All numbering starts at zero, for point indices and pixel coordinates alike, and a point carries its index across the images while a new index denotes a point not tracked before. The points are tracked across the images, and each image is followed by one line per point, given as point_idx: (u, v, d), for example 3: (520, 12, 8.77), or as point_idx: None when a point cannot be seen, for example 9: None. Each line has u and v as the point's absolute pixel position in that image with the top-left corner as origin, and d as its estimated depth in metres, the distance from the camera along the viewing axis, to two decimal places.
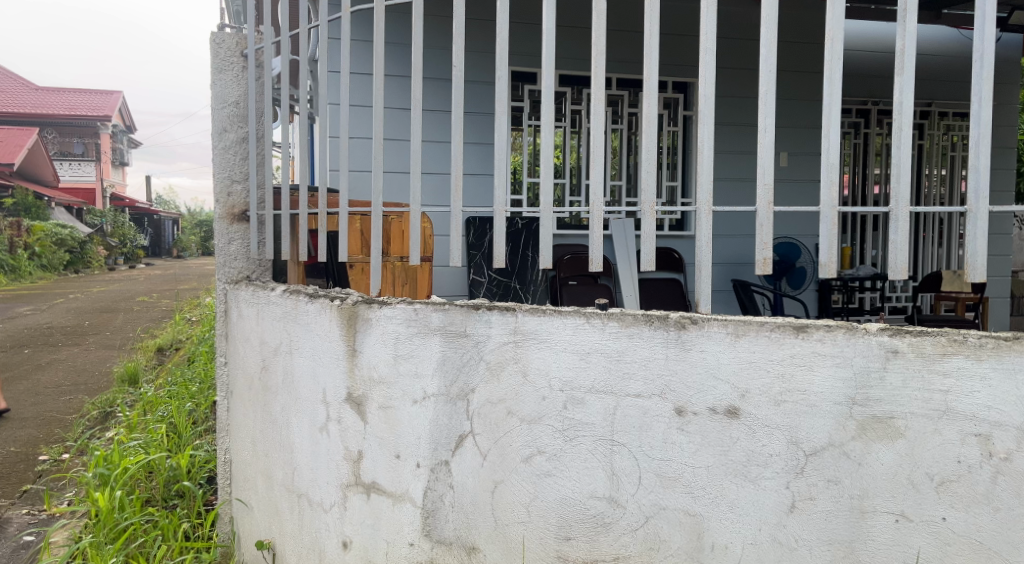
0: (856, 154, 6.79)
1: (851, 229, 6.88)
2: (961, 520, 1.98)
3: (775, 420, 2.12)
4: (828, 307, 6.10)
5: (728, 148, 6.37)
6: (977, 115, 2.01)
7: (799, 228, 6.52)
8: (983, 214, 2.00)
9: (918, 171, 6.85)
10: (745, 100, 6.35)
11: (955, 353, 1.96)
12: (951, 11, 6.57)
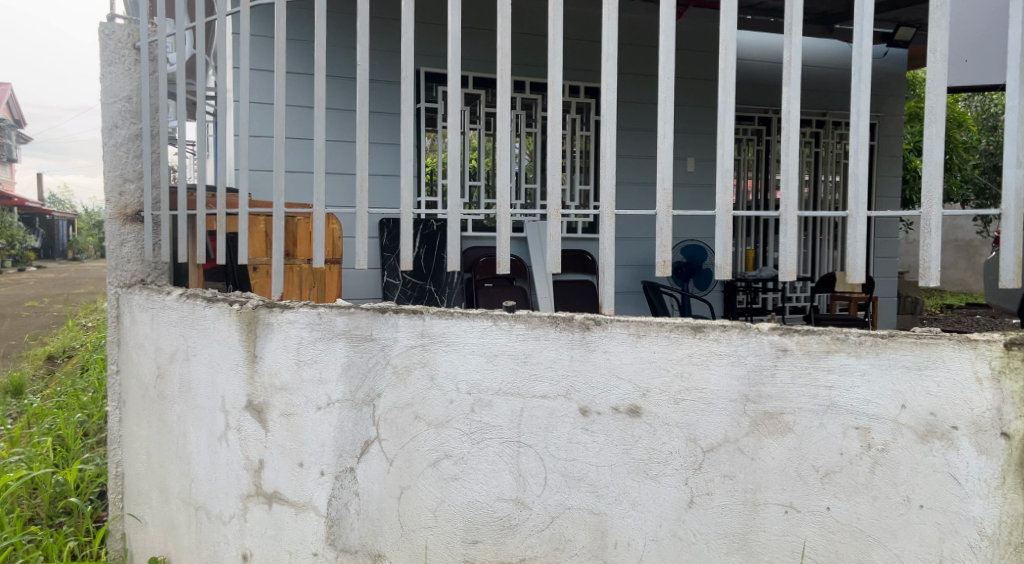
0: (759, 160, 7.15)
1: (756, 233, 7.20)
2: (844, 510, 2.04)
3: (674, 418, 2.18)
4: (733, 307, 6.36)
5: (636, 152, 6.53)
6: (855, 125, 2.12)
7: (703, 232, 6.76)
8: (863, 219, 2.11)
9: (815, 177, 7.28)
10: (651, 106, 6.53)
11: (838, 349, 2.03)
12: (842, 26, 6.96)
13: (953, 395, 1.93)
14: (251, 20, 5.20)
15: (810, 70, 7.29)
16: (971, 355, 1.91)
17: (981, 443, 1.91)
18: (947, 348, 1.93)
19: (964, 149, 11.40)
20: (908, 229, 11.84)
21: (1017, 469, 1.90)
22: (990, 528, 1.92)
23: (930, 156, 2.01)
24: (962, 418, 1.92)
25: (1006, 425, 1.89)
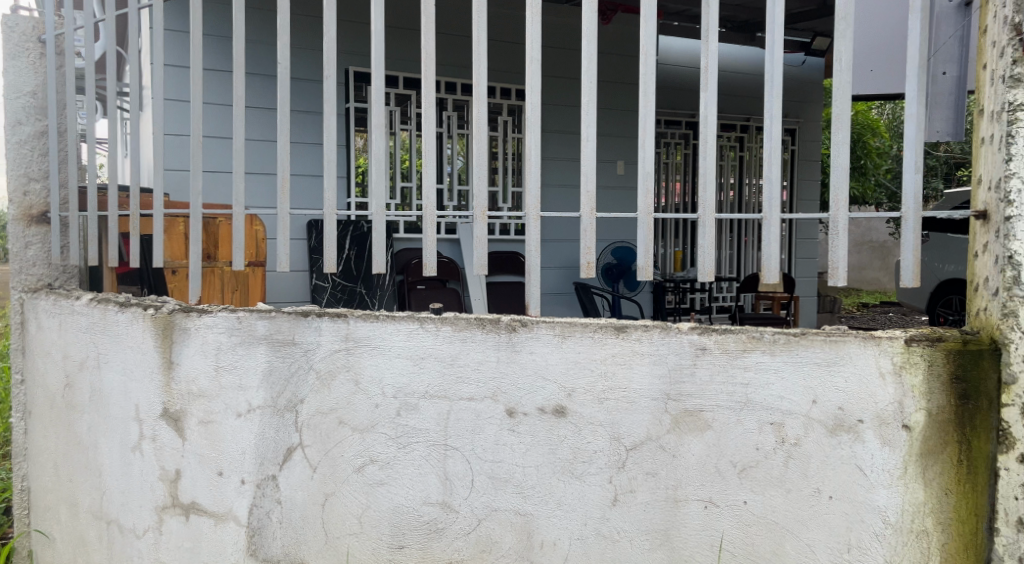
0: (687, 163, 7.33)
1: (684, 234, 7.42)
2: (760, 503, 2.10)
3: (598, 417, 2.21)
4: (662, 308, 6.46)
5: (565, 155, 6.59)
6: (768, 130, 2.18)
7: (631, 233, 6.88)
8: (776, 220, 2.19)
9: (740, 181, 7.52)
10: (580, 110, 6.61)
11: (753, 347, 2.08)
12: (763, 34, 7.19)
13: (859, 390, 2.00)
14: (165, 14, 5.02)
15: (733, 76, 7.51)
16: (875, 352, 1.98)
17: (885, 435, 1.98)
18: (853, 345, 2.00)
19: (878, 154, 11.94)
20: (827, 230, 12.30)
21: (917, 460, 1.95)
22: (893, 516, 1.98)
23: (837, 160, 2.10)
24: (867, 411, 1.99)
25: (907, 417, 1.96)
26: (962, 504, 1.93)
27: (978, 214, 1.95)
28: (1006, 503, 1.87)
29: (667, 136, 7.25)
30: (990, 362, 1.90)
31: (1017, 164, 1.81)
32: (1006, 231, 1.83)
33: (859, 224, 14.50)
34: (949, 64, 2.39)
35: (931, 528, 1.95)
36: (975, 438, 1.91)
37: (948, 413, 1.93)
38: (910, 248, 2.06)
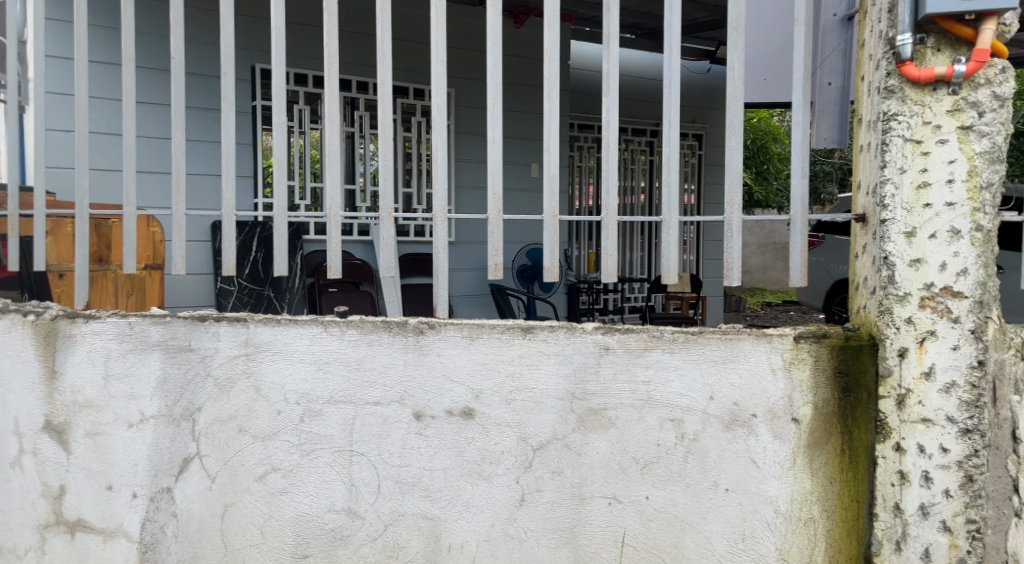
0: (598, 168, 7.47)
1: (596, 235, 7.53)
2: (661, 498, 2.15)
3: (506, 418, 2.21)
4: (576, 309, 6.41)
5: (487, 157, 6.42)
6: (667, 135, 2.25)
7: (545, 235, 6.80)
8: (674, 222, 2.25)
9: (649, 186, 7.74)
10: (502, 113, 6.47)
11: (654, 346, 2.12)
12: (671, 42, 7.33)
13: (753, 386, 2.07)
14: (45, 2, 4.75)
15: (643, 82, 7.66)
16: (767, 348, 2.06)
17: (777, 428, 2.07)
18: (747, 342, 2.07)
19: (780, 159, 12.41)
20: None
21: (805, 451, 2.05)
22: (784, 505, 2.07)
23: (731, 165, 2.18)
24: (760, 406, 2.07)
25: (796, 411, 2.05)
26: (845, 491, 2.03)
27: (859, 217, 2.07)
28: (884, 489, 1.97)
29: (579, 139, 7.32)
30: (869, 356, 1.99)
31: (890, 170, 1.93)
32: (882, 234, 1.95)
33: (762, 226, 15.00)
34: (835, 75, 2.45)
35: (817, 515, 2.06)
36: (856, 428, 2.01)
37: (832, 405, 2.03)
38: (798, 249, 2.16)
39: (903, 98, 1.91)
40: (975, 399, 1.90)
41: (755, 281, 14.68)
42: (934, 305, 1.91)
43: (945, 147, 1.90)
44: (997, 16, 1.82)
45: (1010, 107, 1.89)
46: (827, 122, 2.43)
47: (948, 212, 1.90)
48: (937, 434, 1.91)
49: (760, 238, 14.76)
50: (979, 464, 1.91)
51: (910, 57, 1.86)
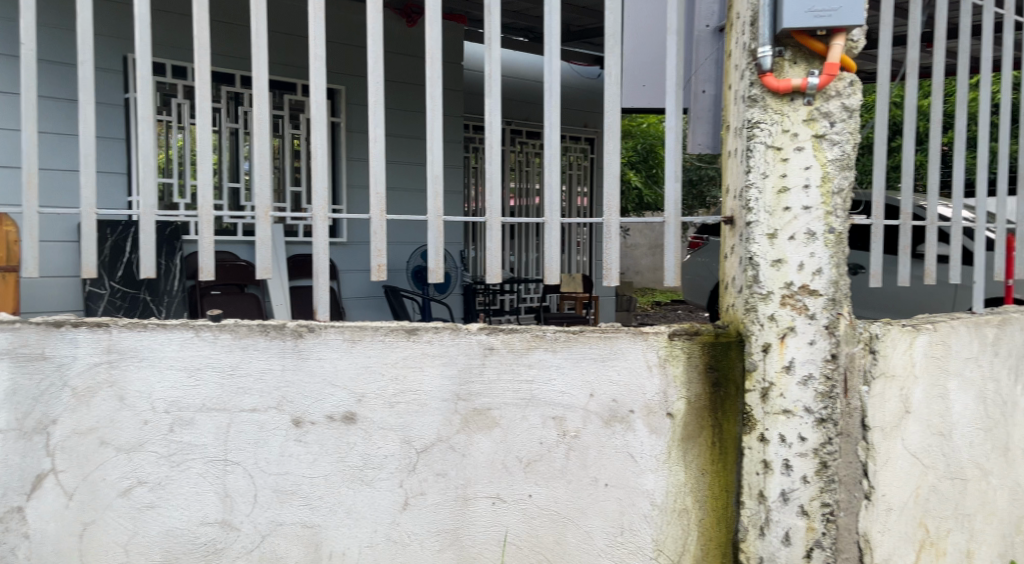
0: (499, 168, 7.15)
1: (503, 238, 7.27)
2: (544, 496, 2.12)
3: (389, 422, 2.09)
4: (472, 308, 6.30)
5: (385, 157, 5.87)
6: (547, 139, 2.29)
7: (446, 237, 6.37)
8: (556, 224, 2.28)
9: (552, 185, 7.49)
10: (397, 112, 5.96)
11: (536, 346, 2.10)
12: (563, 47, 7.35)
13: (630, 382, 2.11)
14: None
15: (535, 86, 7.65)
16: (643, 345, 2.11)
17: (653, 424, 2.12)
18: (624, 340, 2.11)
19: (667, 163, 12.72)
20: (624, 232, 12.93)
21: (679, 444, 2.13)
22: (659, 498, 2.12)
23: (609, 170, 2.23)
24: (637, 402, 2.12)
25: (671, 406, 2.12)
26: (714, 482, 2.13)
27: (727, 220, 2.16)
28: (749, 478, 2.06)
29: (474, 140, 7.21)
30: (736, 352, 2.10)
31: (754, 175, 2.03)
32: (747, 235, 2.05)
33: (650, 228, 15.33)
34: (710, 83, 2.44)
35: (689, 505, 2.13)
36: (725, 421, 2.12)
37: (703, 400, 2.12)
38: (672, 250, 2.24)
39: (765, 107, 2.01)
40: (829, 390, 2.03)
41: (644, 281, 14.94)
42: (793, 303, 2.03)
43: (802, 154, 2.02)
44: (845, 32, 1.97)
45: (858, 118, 2.04)
46: (700, 129, 2.48)
47: (805, 215, 2.02)
48: (796, 424, 2.02)
49: (648, 239, 15.06)
50: (832, 451, 2.04)
51: (770, 68, 1.97)
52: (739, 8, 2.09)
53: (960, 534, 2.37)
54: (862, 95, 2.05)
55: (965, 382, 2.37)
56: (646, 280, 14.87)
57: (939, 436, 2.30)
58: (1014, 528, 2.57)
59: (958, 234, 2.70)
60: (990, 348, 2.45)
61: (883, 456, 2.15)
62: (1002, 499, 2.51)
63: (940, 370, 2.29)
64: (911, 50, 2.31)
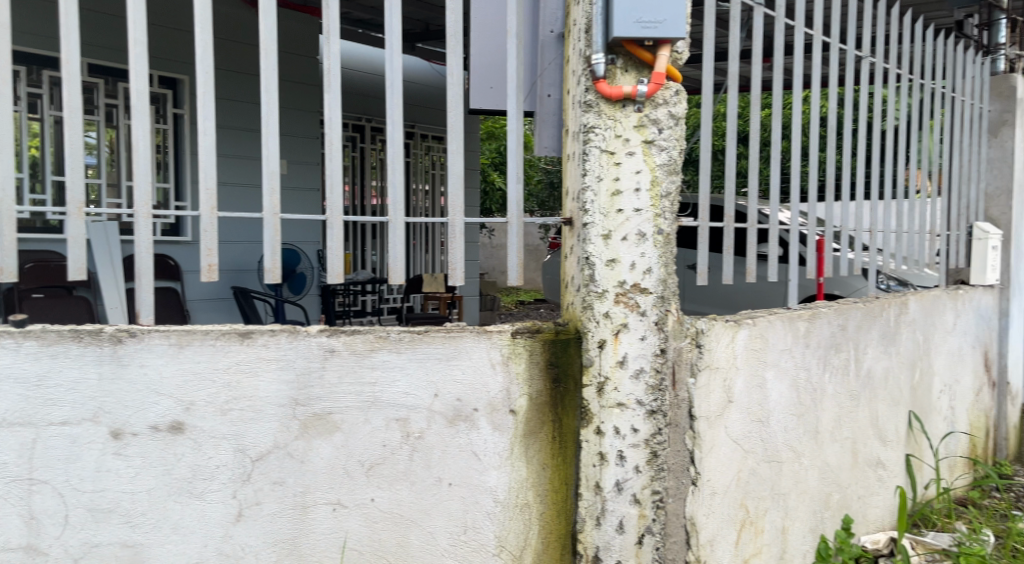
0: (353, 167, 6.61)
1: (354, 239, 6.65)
2: (386, 499, 2.00)
3: (221, 430, 1.86)
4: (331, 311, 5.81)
5: (226, 151, 5.32)
6: (390, 136, 2.04)
7: (301, 237, 6.02)
8: (400, 223, 2.09)
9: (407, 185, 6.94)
10: (244, 103, 5.42)
11: (379, 347, 1.97)
12: (424, 45, 7.17)
13: (474, 381, 2.06)
14: None
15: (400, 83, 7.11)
16: (487, 344, 2.07)
17: (496, 421, 2.08)
18: (468, 339, 2.05)
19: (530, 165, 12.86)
20: (488, 233, 12.94)
21: (521, 440, 2.11)
22: (503, 494, 2.09)
23: (453, 169, 2.14)
24: (481, 400, 2.07)
25: (513, 403, 2.10)
26: (555, 476, 2.15)
27: (567, 221, 2.22)
28: (587, 470, 2.12)
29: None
30: (575, 349, 2.14)
31: (590, 178, 2.10)
32: (583, 235, 2.11)
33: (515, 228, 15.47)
34: (556, 87, 2.45)
35: (531, 500, 2.12)
36: (564, 416, 2.15)
37: (545, 395, 2.13)
38: (514, 250, 2.23)
39: (599, 113, 2.09)
40: (658, 383, 2.14)
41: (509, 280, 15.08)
42: (626, 300, 2.12)
43: (633, 159, 2.11)
44: (669, 44, 2.09)
45: (683, 126, 2.17)
46: (548, 132, 2.47)
47: (636, 217, 2.12)
48: (629, 416, 2.11)
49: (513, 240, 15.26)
50: (661, 440, 2.15)
51: (603, 76, 2.05)
52: (576, 16, 2.16)
53: (776, 511, 2.58)
54: (687, 104, 2.18)
55: (780, 371, 2.57)
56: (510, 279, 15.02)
57: (758, 422, 2.48)
58: (823, 503, 2.82)
59: (775, 236, 2.92)
60: (802, 339, 2.68)
61: (708, 443, 2.29)
62: (812, 477, 2.75)
63: (758, 361, 2.48)
64: (731, 64, 2.47)
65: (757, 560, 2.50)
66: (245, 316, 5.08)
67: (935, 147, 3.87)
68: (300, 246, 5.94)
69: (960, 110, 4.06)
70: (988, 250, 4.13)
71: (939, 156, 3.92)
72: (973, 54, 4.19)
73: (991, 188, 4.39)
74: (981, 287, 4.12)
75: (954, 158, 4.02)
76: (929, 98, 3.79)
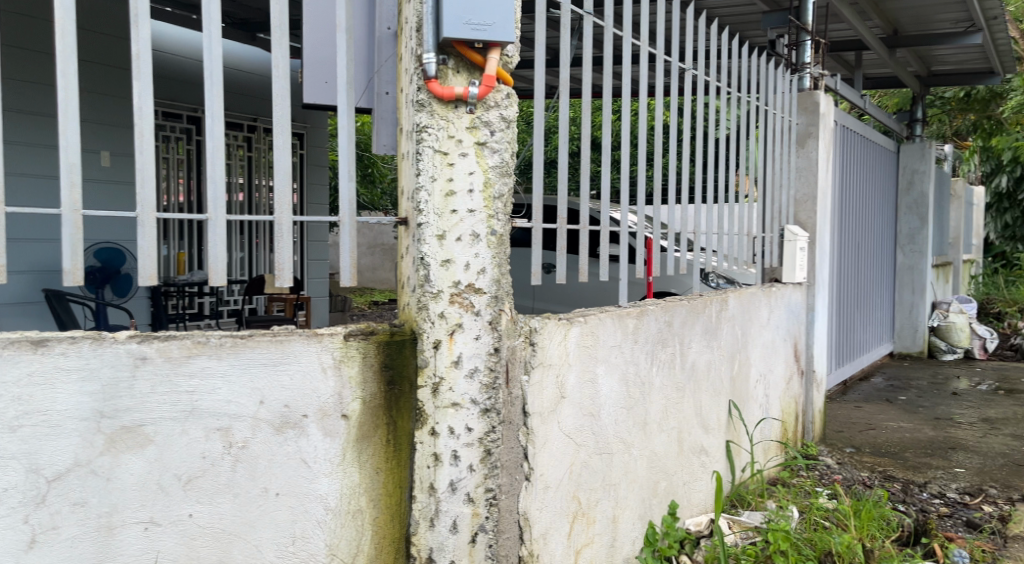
0: (190, 160, 5.96)
1: (188, 235, 6.04)
2: (206, 514, 1.87)
3: (11, 449, 1.65)
4: (163, 314, 5.33)
5: (20, 139, 4.81)
6: (209, 129, 1.91)
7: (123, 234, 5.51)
8: (222, 221, 1.92)
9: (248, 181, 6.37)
10: (43, 88, 4.94)
11: (198, 353, 1.84)
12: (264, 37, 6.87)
13: (303, 386, 1.97)
14: None
15: (229, 73, 6.41)
16: (317, 348, 1.98)
17: (326, 427, 2.01)
18: (297, 342, 1.95)
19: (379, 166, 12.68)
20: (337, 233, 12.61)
21: (354, 445, 2.06)
22: (333, 502, 2.03)
23: (280, 166, 2.05)
24: (311, 406, 1.98)
25: (345, 407, 2.04)
26: (389, 479, 2.11)
27: (401, 221, 2.19)
28: (421, 472, 2.11)
29: (165, 128, 5.77)
30: (410, 350, 2.12)
31: (423, 178, 2.08)
32: (417, 235, 2.09)
33: (370, 227, 15.17)
34: (393, 85, 2.42)
35: (364, 506, 2.08)
36: (399, 418, 2.12)
37: (379, 398, 2.09)
38: (347, 250, 2.17)
39: (432, 113, 2.08)
40: (492, 382, 2.17)
41: (363, 279, 14.81)
42: (461, 301, 2.12)
43: (466, 159, 2.13)
44: (499, 48, 2.14)
45: (514, 129, 2.21)
46: (386, 130, 2.43)
47: (470, 217, 2.13)
48: (463, 415, 2.13)
49: (367, 240, 15.01)
50: (494, 438, 2.19)
51: (434, 75, 2.04)
52: (407, 15, 2.14)
53: (607, 501, 2.69)
54: (518, 107, 2.23)
55: (610, 367, 2.69)
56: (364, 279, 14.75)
57: (590, 417, 2.58)
58: (651, 491, 2.98)
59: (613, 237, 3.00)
60: (631, 335, 2.80)
61: (541, 439, 2.35)
62: (641, 466, 2.90)
63: (590, 357, 2.57)
64: (564, 69, 2.53)
65: (589, 550, 2.60)
66: (59, 320, 4.52)
67: (753, 157, 4.19)
68: (124, 243, 5.43)
69: (773, 123, 4.41)
70: (797, 251, 4.52)
71: (757, 164, 4.24)
72: (783, 71, 4.58)
73: (800, 195, 4.81)
74: (791, 284, 4.51)
75: (768, 167, 4.38)
76: (747, 110, 4.08)
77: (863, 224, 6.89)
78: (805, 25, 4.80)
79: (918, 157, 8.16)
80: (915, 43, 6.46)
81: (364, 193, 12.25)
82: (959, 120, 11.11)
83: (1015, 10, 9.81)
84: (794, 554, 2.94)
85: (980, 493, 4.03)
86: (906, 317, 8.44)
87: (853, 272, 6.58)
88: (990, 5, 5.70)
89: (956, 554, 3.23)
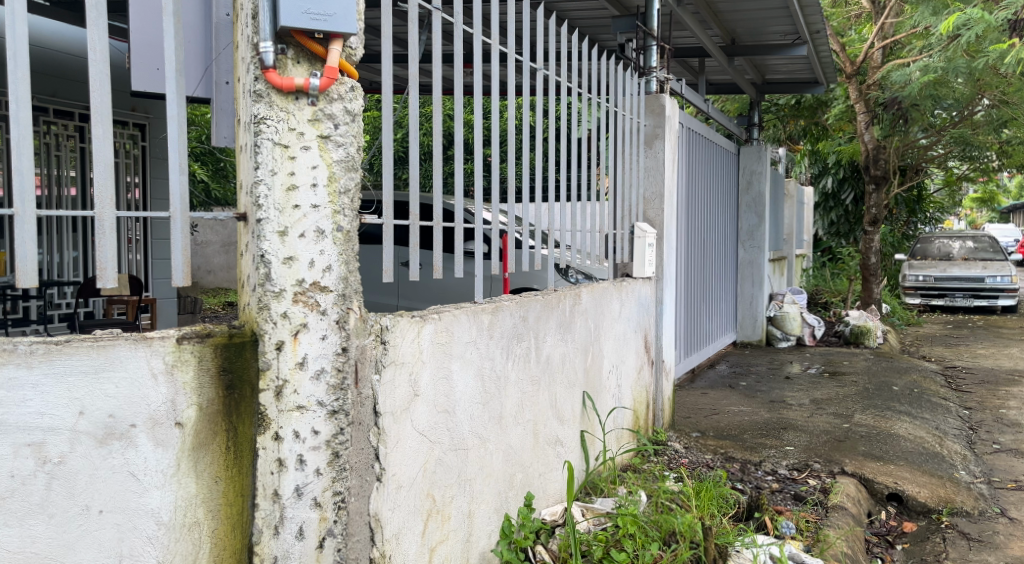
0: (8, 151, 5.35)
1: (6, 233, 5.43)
2: (15, 538, 1.70)
3: None
4: None
5: None
6: (14, 116, 1.73)
7: None
8: (30, 217, 1.74)
9: (78, 175, 5.82)
10: None
11: (3, 362, 1.67)
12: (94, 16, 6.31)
13: (131, 394, 1.83)
14: None
15: (55, 56, 5.86)
16: (146, 352, 1.84)
17: (157, 436, 1.87)
18: (121, 347, 1.80)
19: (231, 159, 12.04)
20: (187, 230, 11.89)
21: (189, 455, 1.93)
22: (167, 516, 1.90)
23: (100, 158, 1.88)
24: (140, 414, 1.84)
25: (179, 414, 1.91)
26: (229, 488, 2.01)
27: (240, 217, 2.09)
28: (264, 479, 2.03)
29: None
30: (250, 352, 2.02)
31: (263, 172, 1.99)
32: (257, 232, 2.00)
33: (223, 225, 14.41)
34: (232, 73, 2.29)
35: (202, 518, 1.97)
36: (240, 424, 2.02)
37: (216, 404, 1.98)
38: (179, 247, 2.04)
39: (270, 104, 2.00)
40: (340, 383, 2.12)
41: (218, 280, 14.08)
42: (305, 300, 2.05)
43: (308, 154, 2.06)
44: (341, 40, 2.10)
45: (359, 123, 2.16)
46: (226, 121, 2.32)
47: (314, 213, 2.06)
48: (309, 418, 2.06)
49: (221, 238, 14.26)
50: (343, 440, 2.13)
51: (272, 65, 1.97)
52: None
53: (462, 497, 2.70)
54: (363, 101, 2.18)
55: (464, 363, 2.69)
56: (220, 279, 14.03)
57: (443, 413, 2.57)
58: (506, 484, 3.02)
59: (477, 235, 2.99)
60: (486, 331, 2.82)
61: (393, 438, 2.32)
62: (496, 460, 2.93)
63: (443, 354, 2.56)
64: (415, 64, 2.48)
65: (443, 547, 2.60)
66: None
67: (605, 154, 4.32)
68: None
69: (623, 124, 4.58)
70: (646, 247, 4.74)
71: (609, 162, 4.38)
72: (631, 74, 4.76)
73: (648, 193, 5.03)
74: (640, 279, 4.70)
75: (620, 166, 4.54)
76: (598, 112, 4.21)
77: (708, 222, 7.30)
78: (651, 31, 5.03)
79: (755, 159, 8.75)
80: (751, 53, 6.93)
81: (217, 188, 11.59)
82: (792, 126, 12.12)
83: (836, 25, 10.71)
84: (640, 536, 3.07)
85: (806, 468, 4.39)
86: (747, 307, 9.07)
87: (699, 267, 6.97)
88: (813, 20, 6.19)
89: (783, 526, 3.51)
